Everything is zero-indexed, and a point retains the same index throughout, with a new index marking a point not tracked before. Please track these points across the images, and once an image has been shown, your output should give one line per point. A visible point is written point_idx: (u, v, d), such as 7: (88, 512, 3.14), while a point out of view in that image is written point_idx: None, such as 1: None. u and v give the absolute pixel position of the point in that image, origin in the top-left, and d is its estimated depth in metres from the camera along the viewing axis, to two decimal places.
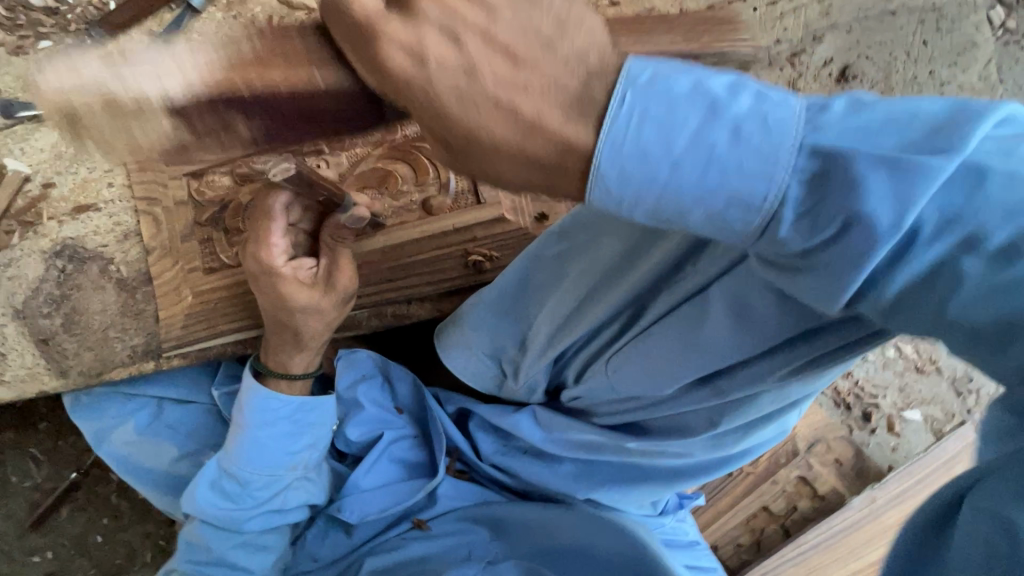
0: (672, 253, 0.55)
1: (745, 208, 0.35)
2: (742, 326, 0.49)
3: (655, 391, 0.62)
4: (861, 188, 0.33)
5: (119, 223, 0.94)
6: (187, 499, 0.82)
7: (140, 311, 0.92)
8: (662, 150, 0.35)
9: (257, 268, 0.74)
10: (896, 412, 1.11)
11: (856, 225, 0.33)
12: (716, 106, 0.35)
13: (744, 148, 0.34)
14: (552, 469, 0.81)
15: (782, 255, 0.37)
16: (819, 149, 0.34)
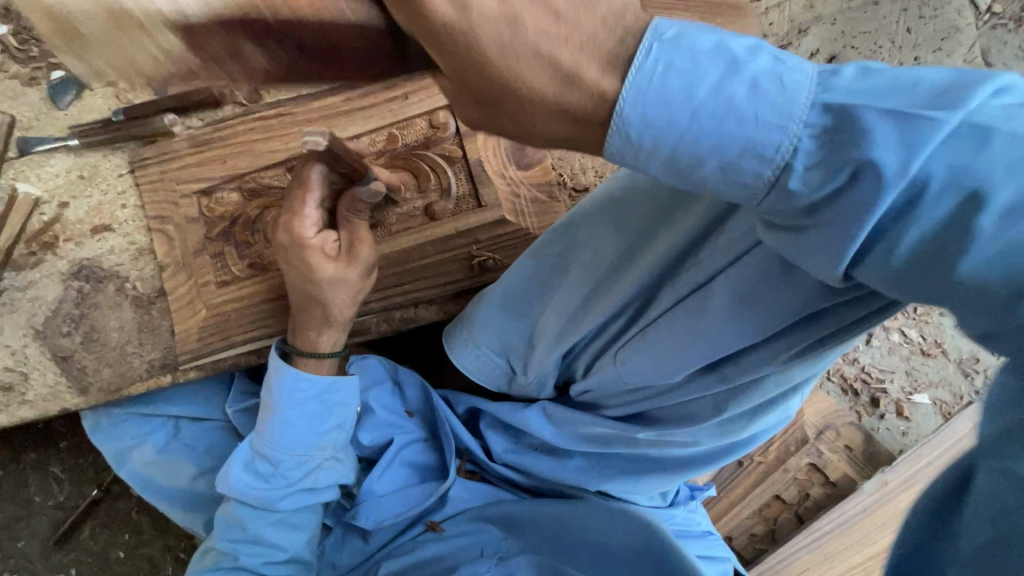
0: (683, 241, 0.56)
1: (759, 159, 0.37)
2: (748, 311, 0.50)
3: (662, 379, 0.62)
4: (862, 141, 0.34)
5: (133, 242, 0.97)
6: (221, 480, 0.84)
7: (156, 327, 0.95)
8: (682, 99, 0.36)
9: (286, 238, 0.76)
10: (904, 397, 1.11)
11: (865, 173, 0.34)
12: (735, 61, 0.36)
13: (758, 98, 0.36)
14: (563, 464, 0.82)
15: (785, 214, 0.39)
16: (832, 104, 0.35)
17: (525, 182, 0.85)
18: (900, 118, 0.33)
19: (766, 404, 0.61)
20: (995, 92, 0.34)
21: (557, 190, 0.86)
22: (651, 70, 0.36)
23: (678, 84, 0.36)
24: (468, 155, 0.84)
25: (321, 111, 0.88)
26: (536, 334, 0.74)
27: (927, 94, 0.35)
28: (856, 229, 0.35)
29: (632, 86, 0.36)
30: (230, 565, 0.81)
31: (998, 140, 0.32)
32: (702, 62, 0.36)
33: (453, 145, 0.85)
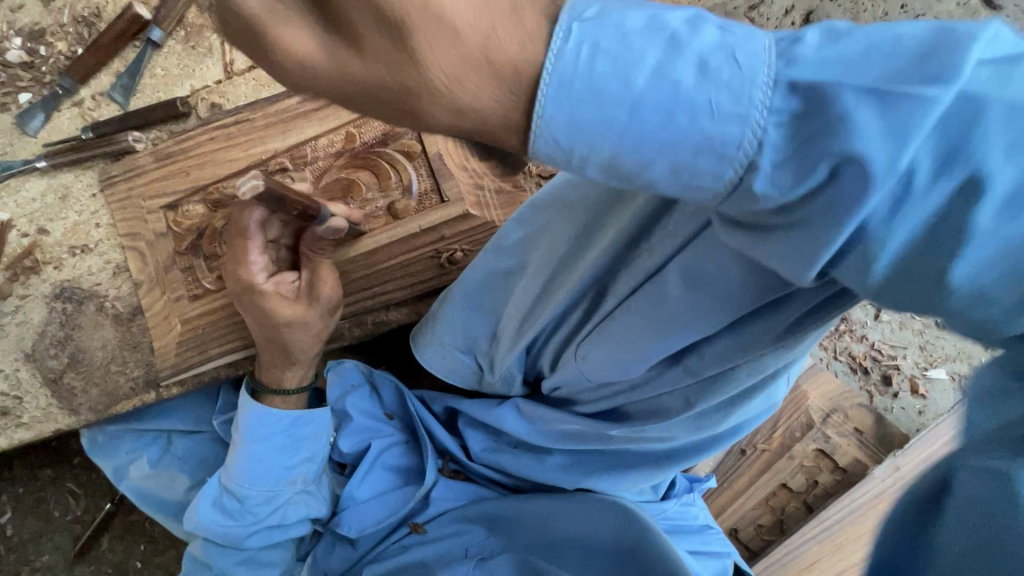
0: (634, 225, 0.51)
1: (717, 159, 0.31)
2: (708, 297, 0.45)
3: (624, 375, 0.58)
4: (822, 141, 0.29)
5: (110, 261, 0.97)
6: (190, 518, 0.84)
7: (137, 344, 0.95)
8: (620, 90, 0.30)
9: (239, 286, 0.76)
10: (919, 373, 1.04)
11: (848, 165, 0.28)
12: (675, 39, 0.30)
13: (708, 85, 0.29)
14: (542, 462, 0.78)
15: (752, 211, 0.33)
16: (799, 84, 0.29)
17: (489, 173, 0.81)
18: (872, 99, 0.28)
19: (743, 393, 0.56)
20: (987, 50, 0.27)
21: (523, 179, 0.81)
22: (577, 60, 0.30)
23: (613, 67, 0.30)
24: (428, 150, 0.80)
25: (279, 115, 0.86)
26: (497, 331, 0.71)
27: (908, 58, 0.28)
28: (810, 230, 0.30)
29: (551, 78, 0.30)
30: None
31: (995, 113, 0.26)
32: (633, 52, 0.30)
33: (413, 140, 0.81)
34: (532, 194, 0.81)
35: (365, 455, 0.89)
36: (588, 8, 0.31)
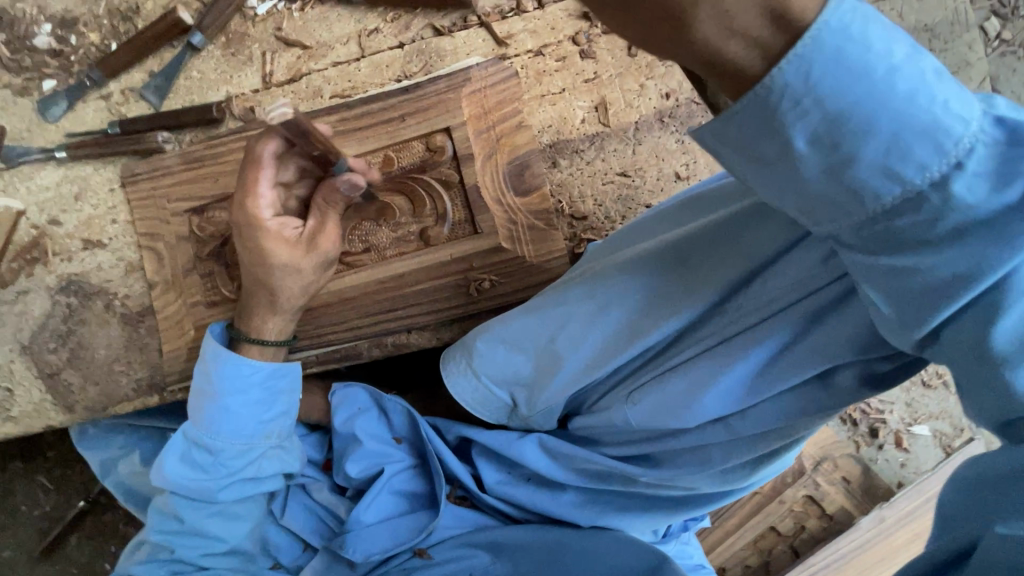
0: (730, 279, 0.57)
1: (935, 149, 0.34)
2: (784, 354, 0.53)
3: (671, 426, 0.62)
4: (1021, 168, 0.33)
5: (123, 258, 0.95)
6: (156, 471, 0.80)
7: (144, 345, 0.94)
8: (877, 64, 0.33)
9: (242, 218, 0.74)
10: (904, 427, 1.09)
11: (1009, 210, 0.34)
12: (917, 48, 0.34)
13: (947, 88, 0.34)
14: (556, 497, 0.80)
15: (892, 231, 0.37)
16: (1009, 123, 0.34)
17: (523, 208, 0.82)
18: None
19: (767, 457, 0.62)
20: None
21: (556, 218, 0.83)
22: (851, 36, 0.33)
23: (878, 50, 0.33)
24: (465, 182, 0.82)
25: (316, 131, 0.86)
26: (539, 371, 0.70)
27: None
28: (933, 242, 0.36)
29: (814, 40, 0.33)
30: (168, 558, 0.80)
31: None
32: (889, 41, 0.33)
33: (451, 169, 0.83)
34: (562, 234, 0.83)
35: (374, 479, 0.87)
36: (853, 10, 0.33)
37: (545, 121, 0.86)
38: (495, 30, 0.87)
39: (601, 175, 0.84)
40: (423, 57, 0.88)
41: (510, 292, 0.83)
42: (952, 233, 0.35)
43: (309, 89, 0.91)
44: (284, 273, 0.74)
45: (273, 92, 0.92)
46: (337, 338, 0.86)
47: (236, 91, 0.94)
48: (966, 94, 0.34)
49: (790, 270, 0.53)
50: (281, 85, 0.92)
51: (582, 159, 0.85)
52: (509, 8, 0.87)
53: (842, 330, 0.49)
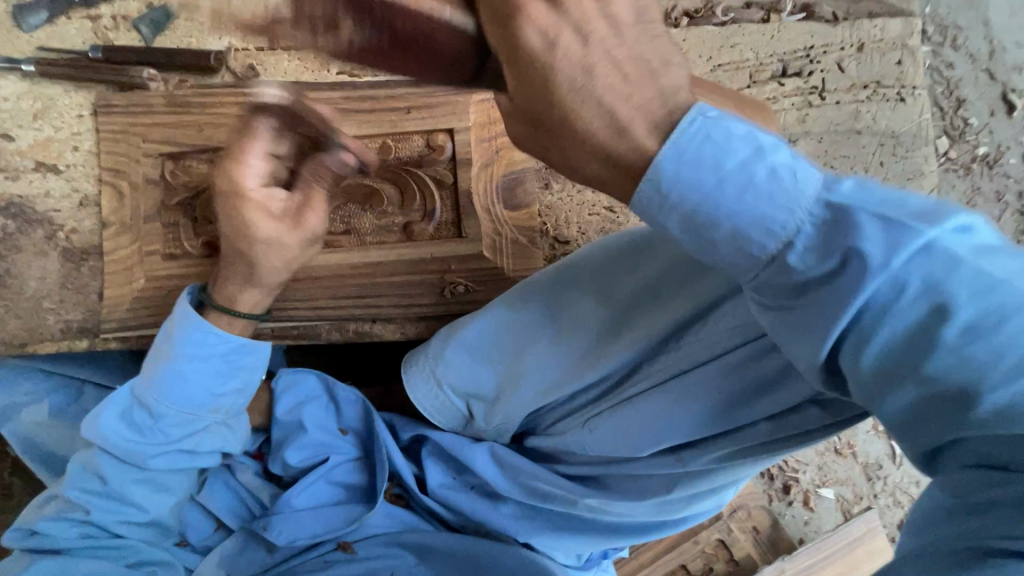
0: (671, 324, 0.60)
1: (766, 232, 0.38)
2: (720, 403, 0.56)
3: (625, 454, 0.64)
4: (838, 237, 0.36)
5: (77, 190, 0.89)
6: (90, 423, 0.75)
7: (82, 286, 0.87)
8: (713, 165, 0.38)
9: (227, 184, 0.72)
10: (812, 487, 1.18)
11: (848, 260, 0.35)
12: (760, 146, 0.39)
13: (775, 184, 0.38)
14: (495, 507, 0.80)
15: (776, 288, 0.39)
16: (835, 202, 0.37)
17: (510, 222, 0.83)
18: (922, 224, 0.35)
19: (705, 492, 0.66)
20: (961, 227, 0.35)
21: (539, 237, 0.85)
22: (691, 138, 0.38)
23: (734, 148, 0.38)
24: (458, 185, 0.83)
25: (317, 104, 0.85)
26: (500, 387, 0.72)
27: (909, 214, 0.36)
28: (828, 324, 0.36)
29: (683, 133, 0.38)
30: (80, 519, 0.75)
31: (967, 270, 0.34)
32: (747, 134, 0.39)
33: (446, 171, 0.84)
34: (544, 253, 0.85)
35: (313, 467, 0.86)
36: (699, 123, 0.39)
37: None
38: None
39: (590, 205, 0.87)
40: None
41: (482, 301, 0.83)
42: (876, 312, 0.35)
43: (317, 61, 0.90)
44: (265, 245, 0.72)
45: (279, 55, 0.90)
46: (297, 315, 0.84)
47: (239, 44, 0.90)
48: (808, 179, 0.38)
49: (724, 323, 0.55)
50: (289, 50, 0.90)
51: (574, 186, 0.87)
52: None
53: (766, 386, 0.53)
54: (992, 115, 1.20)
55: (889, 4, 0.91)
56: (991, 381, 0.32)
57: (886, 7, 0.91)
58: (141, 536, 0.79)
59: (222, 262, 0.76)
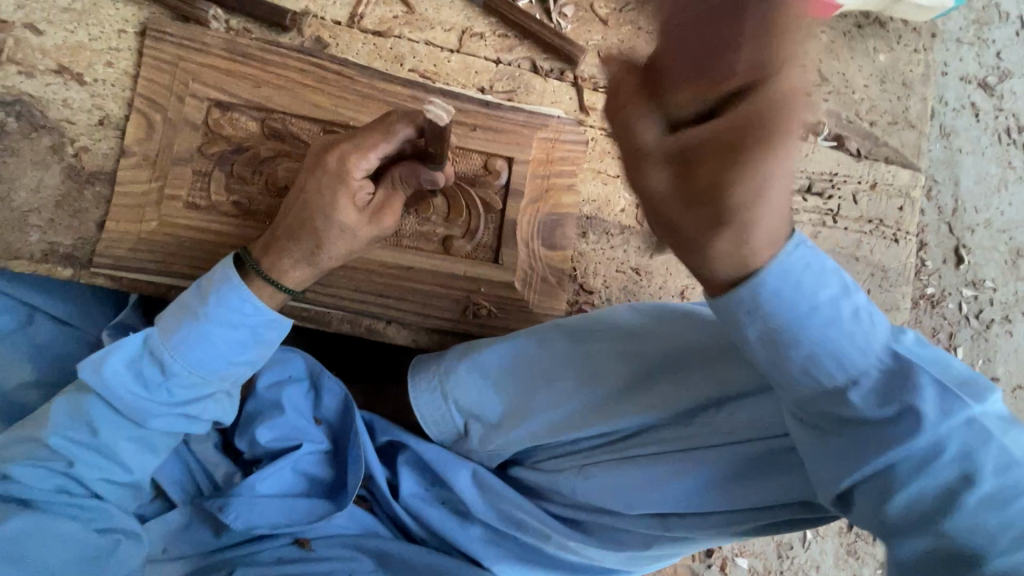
0: (688, 400, 0.66)
1: (840, 365, 0.46)
2: (719, 476, 0.62)
3: (617, 508, 0.69)
4: (902, 391, 0.46)
5: (99, 107, 0.82)
6: (91, 367, 0.71)
7: (79, 210, 0.80)
8: (805, 312, 0.44)
9: (333, 163, 0.73)
10: (730, 555, 1.25)
11: (906, 415, 0.46)
12: (846, 287, 0.46)
13: (846, 329, 0.46)
14: (465, 527, 0.81)
15: (827, 414, 0.48)
16: (900, 355, 0.48)
17: (544, 260, 0.86)
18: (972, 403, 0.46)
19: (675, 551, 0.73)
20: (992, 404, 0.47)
21: (566, 280, 0.88)
22: (795, 267, 0.43)
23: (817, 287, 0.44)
24: (505, 213, 0.85)
25: (384, 97, 0.84)
26: (504, 416, 0.75)
27: (946, 376, 0.48)
28: (881, 450, 0.46)
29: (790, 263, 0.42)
30: (60, 470, 0.71)
31: (994, 446, 0.45)
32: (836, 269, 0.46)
33: (496, 195, 0.85)
34: (566, 296, 0.89)
35: (284, 451, 0.83)
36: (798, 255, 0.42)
37: (592, 194, 0.92)
38: (584, 96, 0.93)
39: (618, 262, 0.91)
40: (512, 83, 0.91)
41: (501, 328, 0.86)
42: (923, 462, 0.45)
43: (392, 53, 0.89)
44: (338, 232, 0.72)
45: (354, 34, 0.88)
46: (316, 299, 0.83)
47: (316, 10, 0.88)
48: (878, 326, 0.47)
49: (745, 412, 0.61)
50: (365, 32, 0.89)
51: (608, 241, 0.91)
52: (603, 83, 0.94)
53: (779, 480, 0.58)
54: (946, 263, 1.36)
55: (903, 154, 1.01)
56: (995, 552, 0.43)
57: (898, 156, 1.01)
58: (115, 498, 0.75)
59: (282, 236, 0.74)
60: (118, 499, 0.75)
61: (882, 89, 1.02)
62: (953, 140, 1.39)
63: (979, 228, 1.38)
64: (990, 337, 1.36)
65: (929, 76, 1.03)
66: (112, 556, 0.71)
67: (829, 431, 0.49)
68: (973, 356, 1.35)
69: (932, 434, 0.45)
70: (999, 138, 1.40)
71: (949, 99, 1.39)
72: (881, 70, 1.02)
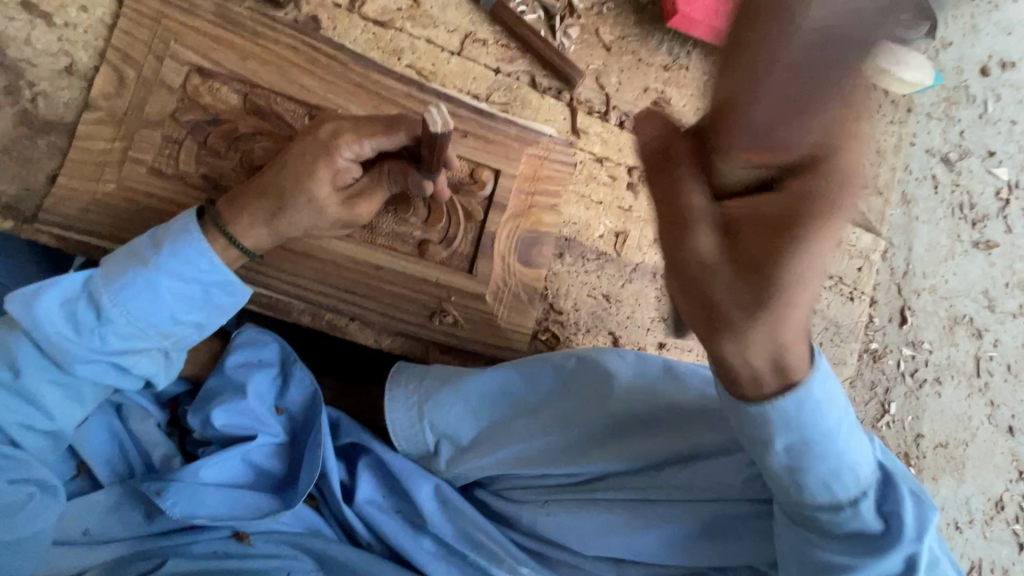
0: (661, 456, 0.75)
1: (846, 482, 0.57)
2: (675, 531, 0.72)
3: (581, 547, 0.74)
4: (889, 504, 0.59)
5: (66, 52, 0.76)
6: (22, 301, 0.67)
7: (29, 159, 0.74)
8: (817, 431, 0.55)
9: (324, 137, 0.71)
10: None
11: (888, 536, 0.58)
12: (848, 404, 0.59)
13: (856, 443, 0.58)
14: (417, 540, 0.81)
15: (830, 523, 0.59)
16: (884, 471, 0.61)
17: (518, 276, 0.86)
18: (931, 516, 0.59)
19: None
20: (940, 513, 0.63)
21: (537, 299, 0.88)
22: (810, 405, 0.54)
23: (835, 412, 0.55)
24: (485, 224, 0.84)
25: (376, 90, 0.81)
26: (478, 441, 0.81)
27: (914, 488, 0.63)
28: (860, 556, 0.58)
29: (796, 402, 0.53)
30: None
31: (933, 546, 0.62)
32: (847, 396, 0.58)
33: (478, 206, 0.84)
34: (536, 315, 0.89)
35: (238, 440, 0.80)
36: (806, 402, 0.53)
37: (573, 216, 0.92)
38: (578, 118, 0.93)
39: (590, 287, 0.92)
40: (508, 95, 0.90)
41: (465, 338, 0.85)
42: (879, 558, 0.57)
43: (390, 45, 0.86)
44: (305, 201, 0.69)
45: (353, 20, 0.85)
46: (276, 285, 0.80)
47: None
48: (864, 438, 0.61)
49: (710, 473, 0.73)
50: (365, 20, 0.86)
51: (583, 265, 0.92)
52: (597, 109, 0.94)
53: (731, 541, 0.71)
54: (890, 321, 1.44)
55: (868, 218, 1.06)
56: None
57: (863, 220, 1.06)
58: (33, 449, 0.71)
59: (251, 188, 0.71)
60: (39, 451, 0.72)
61: None
62: (911, 208, 1.47)
63: (924, 293, 1.47)
64: (920, 397, 1.44)
65: (900, 146, 1.09)
66: (21, 510, 0.68)
67: (806, 526, 0.61)
68: (902, 413, 1.43)
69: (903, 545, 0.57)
70: (952, 212, 1.49)
71: (913, 169, 1.47)
72: None
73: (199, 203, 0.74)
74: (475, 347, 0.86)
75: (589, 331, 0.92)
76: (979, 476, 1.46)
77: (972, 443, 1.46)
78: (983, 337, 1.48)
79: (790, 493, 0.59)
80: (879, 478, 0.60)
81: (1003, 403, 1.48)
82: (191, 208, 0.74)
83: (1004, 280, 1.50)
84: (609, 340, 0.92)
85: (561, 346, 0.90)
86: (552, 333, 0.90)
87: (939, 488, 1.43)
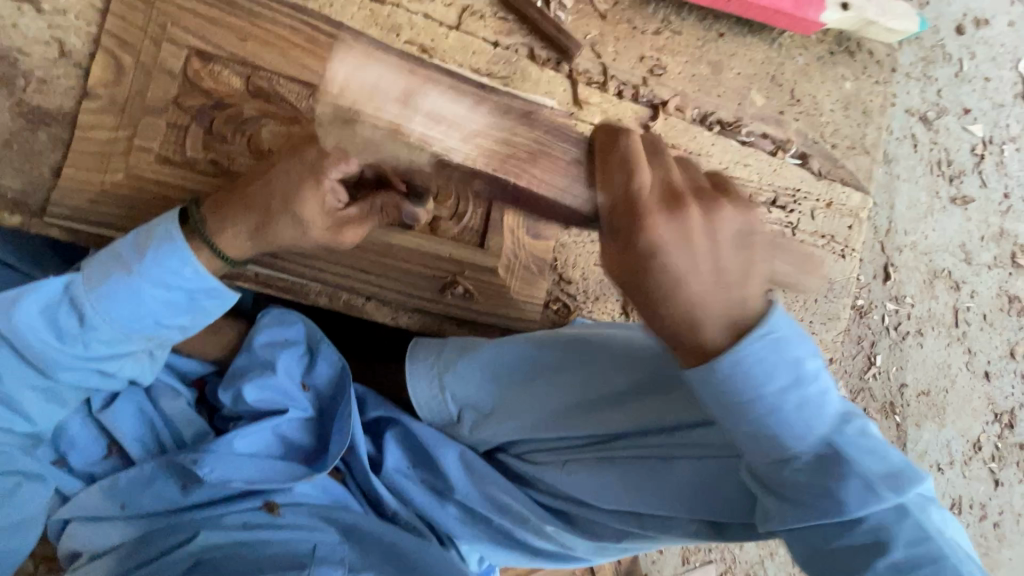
0: (673, 414, 0.76)
1: (783, 445, 0.59)
2: (685, 485, 0.73)
3: (592, 496, 0.80)
4: (833, 474, 0.58)
5: (60, 40, 0.74)
6: (2, 308, 0.68)
7: (33, 151, 0.73)
8: (769, 391, 0.57)
9: (308, 158, 0.69)
10: None
11: (829, 500, 0.58)
12: (806, 377, 0.59)
13: (803, 414, 0.59)
14: (443, 506, 0.86)
15: (773, 478, 0.61)
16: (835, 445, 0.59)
17: (528, 248, 0.88)
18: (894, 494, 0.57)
19: (638, 546, 0.84)
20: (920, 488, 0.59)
21: (548, 270, 0.91)
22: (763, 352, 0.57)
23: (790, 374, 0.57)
24: (494, 198, 0.86)
25: None
26: (497, 408, 0.85)
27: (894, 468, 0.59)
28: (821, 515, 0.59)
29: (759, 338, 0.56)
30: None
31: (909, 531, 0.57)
32: (793, 363, 0.58)
33: None
34: (546, 284, 0.92)
35: (267, 414, 0.82)
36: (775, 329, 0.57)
37: None
38: (577, 89, 0.94)
39: (598, 256, 0.95)
40: (509, 68, 0.91)
41: (479, 309, 0.88)
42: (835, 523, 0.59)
43: (389, 21, 0.86)
44: (290, 221, 0.70)
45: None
46: (292, 269, 0.81)
47: None
48: (832, 405, 0.60)
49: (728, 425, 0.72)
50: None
51: (589, 234, 0.94)
52: (596, 79, 0.95)
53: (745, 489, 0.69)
54: (873, 278, 1.50)
55: (857, 177, 1.10)
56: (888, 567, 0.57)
57: (852, 178, 1.09)
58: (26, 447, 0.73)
59: (236, 199, 0.71)
60: (24, 444, 0.74)
61: (845, 115, 1.10)
62: (893, 167, 1.52)
63: (905, 249, 1.53)
64: (904, 347, 1.51)
65: (886, 106, 1.11)
66: (13, 498, 0.71)
67: (779, 493, 0.61)
68: (887, 363, 1.50)
69: (847, 513, 0.58)
70: (931, 169, 1.54)
71: (893, 129, 1.52)
72: (847, 97, 1.09)
73: (181, 203, 0.74)
74: (488, 319, 0.89)
75: (599, 298, 0.95)
76: (959, 419, 1.54)
77: (951, 389, 1.54)
78: (960, 288, 1.55)
79: (749, 454, 0.62)
80: (822, 447, 0.59)
81: (980, 349, 1.56)
82: (172, 208, 0.72)
83: (980, 234, 1.57)
84: (619, 305, 0.96)
85: (574, 313, 0.93)
86: (563, 303, 0.93)
87: (922, 433, 1.52)
